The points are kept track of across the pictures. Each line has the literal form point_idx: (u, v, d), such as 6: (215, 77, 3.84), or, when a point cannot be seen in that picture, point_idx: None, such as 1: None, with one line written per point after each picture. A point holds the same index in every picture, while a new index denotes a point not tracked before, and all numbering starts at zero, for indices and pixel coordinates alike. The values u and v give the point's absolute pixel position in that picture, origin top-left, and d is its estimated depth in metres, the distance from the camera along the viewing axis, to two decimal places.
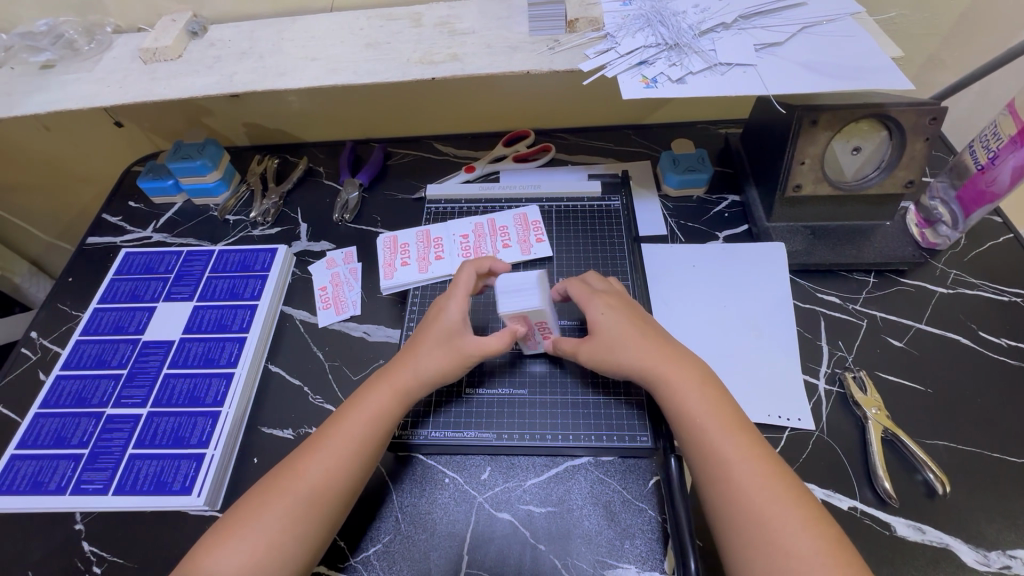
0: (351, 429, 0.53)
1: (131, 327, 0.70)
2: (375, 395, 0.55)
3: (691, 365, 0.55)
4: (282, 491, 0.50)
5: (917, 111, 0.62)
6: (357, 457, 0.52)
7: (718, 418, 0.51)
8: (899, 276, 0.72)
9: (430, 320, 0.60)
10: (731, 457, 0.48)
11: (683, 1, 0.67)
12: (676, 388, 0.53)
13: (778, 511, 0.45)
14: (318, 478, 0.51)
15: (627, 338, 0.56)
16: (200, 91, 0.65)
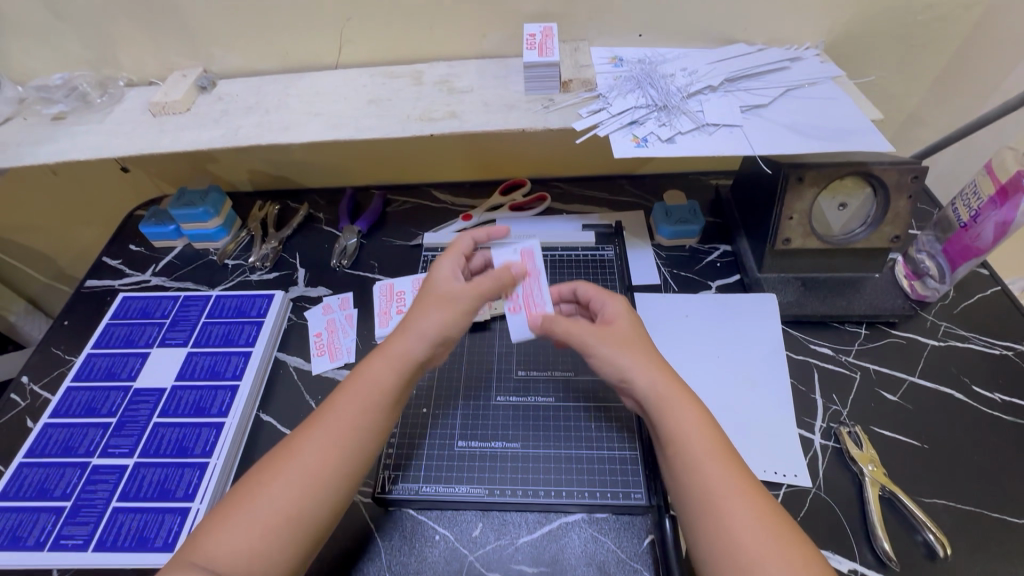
0: (343, 410, 0.51)
1: (123, 374, 0.70)
2: (370, 373, 0.53)
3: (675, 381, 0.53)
4: (269, 489, 0.47)
5: (898, 170, 0.64)
6: (354, 439, 0.50)
7: (703, 439, 0.48)
8: (891, 328, 0.72)
9: (427, 287, 0.58)
10: (715, 477, 0.46)
11: (672, 65, 0.70)
12: (662, 406, 0.50)
13: (766, 540, 0.42)
14: (313, 458, 0.48)
15: (631, 339, 0.55)
16: (206, 144, 0.67)
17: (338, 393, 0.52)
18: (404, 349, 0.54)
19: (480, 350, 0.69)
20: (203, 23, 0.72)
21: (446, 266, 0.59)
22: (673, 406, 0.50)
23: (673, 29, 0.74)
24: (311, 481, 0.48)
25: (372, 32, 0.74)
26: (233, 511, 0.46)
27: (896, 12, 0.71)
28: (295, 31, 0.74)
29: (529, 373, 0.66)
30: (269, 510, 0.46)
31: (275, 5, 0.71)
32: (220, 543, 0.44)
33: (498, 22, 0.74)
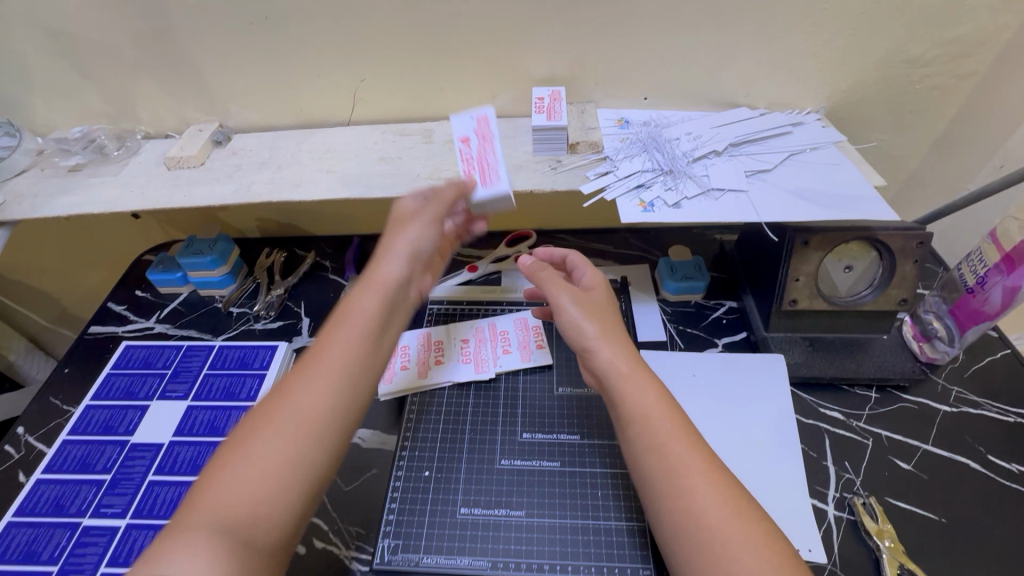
0: (333, 355, 0.50)
1: (121, 427, 0.69)
2: (338, 326, 0.52)
3: (631, 347, 0.56)
4: (257, 436, 0.45)
5: (903, 236, 0.65)
6: (342, 337, 0.51)
7: (661, 408, 0.51)
8: (901, 392, 0.71)
9: (393, 223, 0.60)
10: (670, 442, 0.49)
11: (676, 129, 0.72)
12: (626, 374, 0.53)
13: (728, 513, 0.45)
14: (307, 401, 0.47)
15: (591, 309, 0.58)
16: (218, 200, 0.68)
17: (315, 340, 0.52)
18: (367, 297, 0.54)
19: (486, 410, 0.67)
20: (222, 81, 0.75)
21: (410, 201, 0.61)
22: (631, 374, 0.54)
23: (677, 93, 0.76)
24: (306, 405, 0.47)
25: (385, 92, 0.76)
26: (217, 469, 0.44)
27: (895, 81, 0.73)
28: (310, 90, 0.76)
29: (534, 436, 0.65)
30: (262, 459, 0.44)
31: (292, 66, 0.73)
32: (217, 503, 0.42)
33: (507, 84, 0.76)
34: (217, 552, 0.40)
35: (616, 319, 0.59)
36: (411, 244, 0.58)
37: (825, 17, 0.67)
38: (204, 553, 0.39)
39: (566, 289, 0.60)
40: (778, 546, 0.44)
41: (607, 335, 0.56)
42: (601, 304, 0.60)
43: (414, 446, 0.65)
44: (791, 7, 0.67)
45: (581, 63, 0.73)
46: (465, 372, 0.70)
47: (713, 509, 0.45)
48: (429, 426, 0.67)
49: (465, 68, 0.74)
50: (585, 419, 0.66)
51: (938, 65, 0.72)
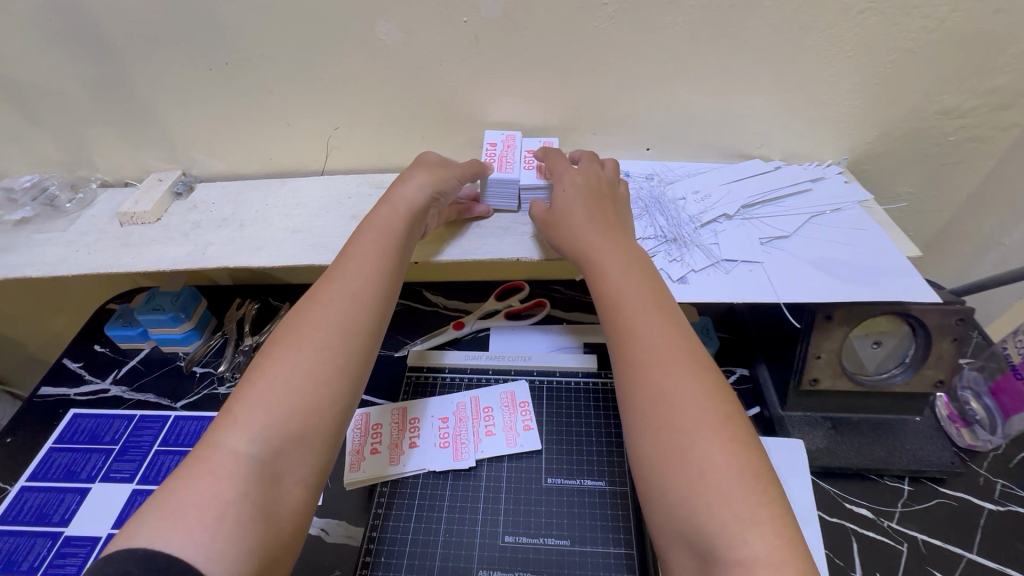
0: (329, 316, 0.49)
1: (55, 516, 0.63)
2: (339, 271, 0.52)
3: (622, 245, 0.54)
4: (265, 380, 0.45)
5: (940, 313, 0.57)
6: (349, 302, 0.50)
7: (639, 301, 0.50)
8: (938, 484, 0.63)
9: (392, 184, 0.60)
10: (645, 340, 0.47)
11: (682, 187, 0.65)
12: (601, 268, 0.53)
13: (701, 414, 0.43)
14: (307, 359, 0.46)
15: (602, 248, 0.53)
16: (170, 265, 0.61)
17: (315, 289, 0.51)
18: (367, 245, 0.54)
19: (463, 506, 0.59)
20: (184, 129, 0.68)
21: (432, 154, 0.64)
22: (610, 267, 0.52)
23: (683, 143, 0.69)
24: (317, 350, 0.47)
25: (361, 141, 0.70)
26: (228, 415, 0.43)
27: (926, 134, 0.66)
28: (280, 138, 0.69)
29: (518, 539, 0.57)
30: (272, 400, 0.44)
31: (259, 114, 0.67)
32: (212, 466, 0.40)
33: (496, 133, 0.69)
34: (239, 507, 0.39)
35: (613, 216, 0.57)
36: (421, 186, 0.58)
37: (848, 67, 0.60)
38: (225, 503, 0.39)
39: (571, 171, 0.59)
40: (754, 456, 0.41)
41: (596, 243, 0.54)
42: (593, 200, 0.57)
43: (379, 549, 0.57)
44: (809, 56, 0.60)
45: (576, 113, 0.67)
46: (442, 459, 0.62)
47: (683, 407, 0.43)
48: (398, 524, 0.58)
49: (449, 117, 0.67)
50: (576, 521, 0.57)
51: (975, 118, 0.64)
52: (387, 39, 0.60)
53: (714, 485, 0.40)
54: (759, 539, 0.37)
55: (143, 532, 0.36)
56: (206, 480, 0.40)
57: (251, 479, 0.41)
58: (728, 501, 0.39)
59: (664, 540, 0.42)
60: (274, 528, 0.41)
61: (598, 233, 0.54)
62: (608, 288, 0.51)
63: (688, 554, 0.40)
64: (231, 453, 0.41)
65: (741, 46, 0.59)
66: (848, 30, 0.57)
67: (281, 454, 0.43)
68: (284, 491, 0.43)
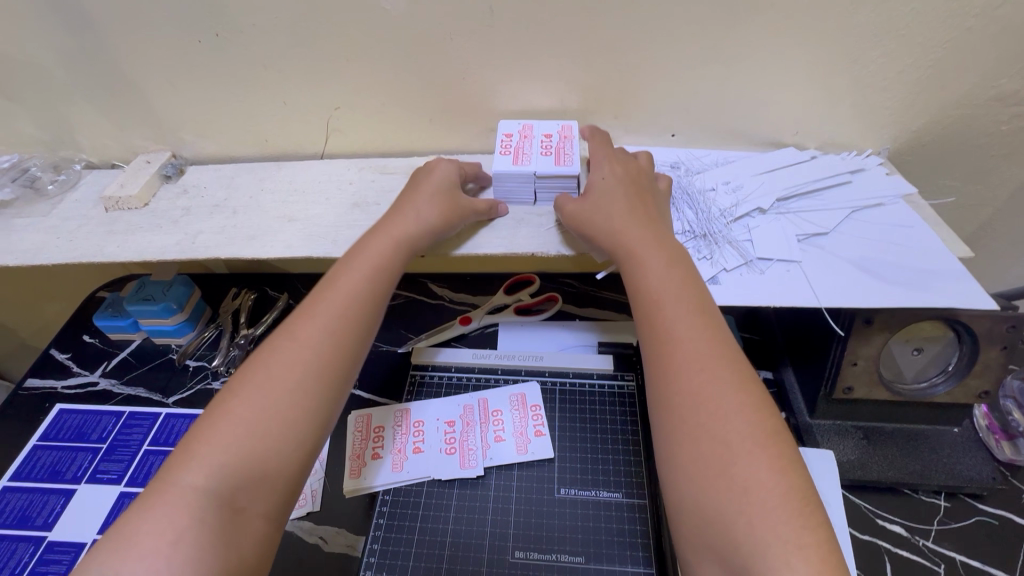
0: (302, 347, 0.45)
1: (39, 519, 0.61)
2: (318, 306, 0.47)
3: (666, 240, 0.50)
4: (228, 413, 0.41)
5: (992, 319, 0.52)
6: (329, 340, 0.46)
7: (683, 300, 0.45)
8: (977, 501, 0.59)
9: (393, 211, 0.55)
10: (685, 342, 0.43)
11: (711, 177, 0.60)
12: (641, 264, 0.48)
13: (744, 425, 0.39)
14: (275, 386, 0.43)
15: (651, 250, 0.49)
16: (155, 255, 0.57)
17: (294, 321, 0.47)
18: (353, 280, 0.49)
19: (471, 516, 0.56)
20: (172, 108, 0.64)
21: (445, 165, 0.59)
22: (652, 269, 0.48)
23: (711, 129, 0.64)
24: (286, 388, 0.43)
25: (363, 122, 0.65)
26: (190, 444, 0.40)
27: (979, 122, 0.60)
28: (276, 118, 0.64)
29: (530, 556, 0.53)
30: (236, 430, 0.41)
31: (253, 91, 0.62)
32: (165, 495, 0.38)
33: (508, 115, 0.64)
34: (193, 537, 0.37)
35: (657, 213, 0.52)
36: (421, 223, 0.54)
37: (900, 46, 0.55)
38: (181, 528, 0.37)
39: (609, 160, 0.56)
40: (799, 473, 0.37)
41: (642, 243, 0.50)
42: (638, 194, 0.53)
43: (382, 563, 0.53)
44: (857, 34, 0.54)
45: (597, 94, 0.61)
46: (449, 466, 0.58)
47: (726, 415, 0.39)
48: (402, 535, 0.55)
49: (458, 98, 0.62)
50: (592, 536, 0.54)
51: None
52: (392, 10, 0.54)
53: (755, 501, 0.36)
54: (801, 563, 0.34)
55: (97, 562, 0.35)
56: (162, 515, 0.37)
57: (205, 508, 0.38)
58: (770, 519, 0.35)
59: (688, 550, 0.39)
60: (235, 559, 0.38)
61: (642, 235, 0.50)
62: (646, 295, 0.47)
63: (716, 570, 0.37)
64: (190, 487, 0.38)
65: (782, 22, 0.54)
66: (903, 5, 0.52)
67: (242, 488, 0.39)
68: (245, 518, 0.39)
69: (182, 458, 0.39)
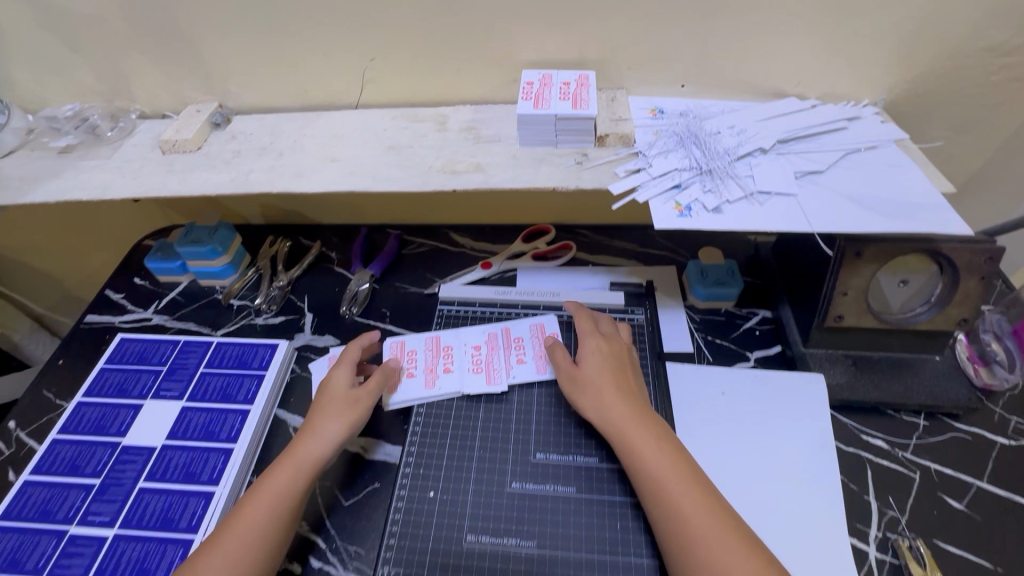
0: (255, 515, 0.52)
1: (113, 428, 0.66)
2: (276, 474, 0.55)
3: (634, 399, 0.59)
4: (228, 537, 0.51)
5: (969, 250, 0.57)
6: (279, 512, 0.53)
7: (649, 434, 0.55)
8: (953, 420, 0.65)
9: (316, 407, 0.61)
10: (653, 467, 0.53)
11: (717, 122, 0.65)
12: (609, 418, 0.57)
13: (702, 510, 0.49)
14: (224, 563, 0.49)
15: (606, 386, 0.59)
16: (213, 190, 0.63)
17: (256, 490, 0.54)
18: (310, 453, 0.56)
19: (497, 424, 0.63)
20: (221, 59, 0.69)
21: (340, 374, 0.63)
22: (617, 413, 0.57)
23: (719, 80, 0.69)
24: (248, 556, 0.50)
25: (396, 73, 0.70)
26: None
27: (970, 71, 0.65)
28: (316, 69, 0.70)
29: (549, 457, 0.60)
30: (244, 533, 0.51)
31: (297, 42, 0.67)
32: None
33: (529, 66, 0.69)
34: None
35: (627, 375, 0.61)
36: (329, 421, 0.59)
37: None
38: None
39: (595, 337, 0.65)
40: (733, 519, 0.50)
41: (612, 396, 0.58)
42: (621, 370, 0.62)
43: (419, 461, 0.60)
44: None
45: (613, 46, 0.66)
46: (476, 383, 0.65)
47: (685, 498, 0.50)
48: (435, 439, 0.62)
49: (484, 49, 0.67)
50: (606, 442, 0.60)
51: (1021, 55, 0.63)
52: None
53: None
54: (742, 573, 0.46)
55: None
56: None
57: None
58: (714, 541, 0.48)
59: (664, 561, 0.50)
60: None
61: (615, 395, 0.58)
62: (613, 425, 0.56)
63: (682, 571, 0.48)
64: None
65: None
66: None
67: None
68: None
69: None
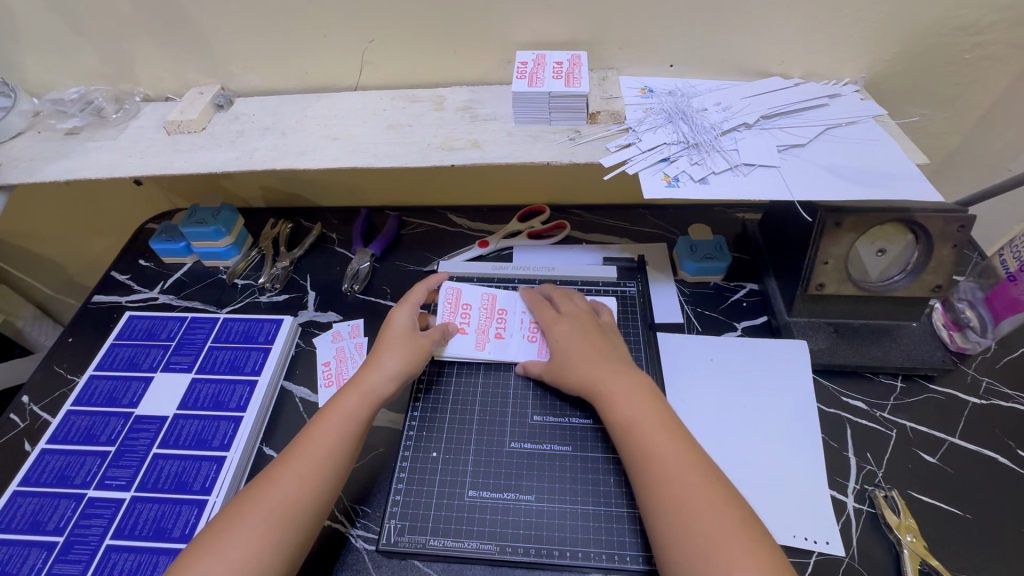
0: (317, 442, 0.54)
1: (125, 399, 0.68)
2: (343, 402, 0.58)
3: (625, 372, 0.59)
4: (294, 462, 0.53)
5: (942, 218, 0.61)
6: (344, 443, 0.55)
7: (639, 403, 0.56)
8: (929, 382, 0.68)
9: (377, 346, 0.63)
10: (643, 434, 0.53)
11: (704, 99, 0.68)
12: (597, 390, 0.58)
13: (690, 475, 0.50)
14: (287, 489, 0.51)
15: (580, 359, 0.61)
16: (219, 167, 0.65)
17: (315, 421, 0.57)
18: (373, 383, 0.59)
19: (496, 388, 0.66)
20: (223, 42, 0.71)
21: (400, 316, 0.66)
22: (604, 385, 0.58)
23: (706, 60, 0.71)
24: (313, 482, 0.52)
25: (394, 54, 0.72)
26: (246, 501, 0.51)
27: (944, 49, 0.68)
28: (316, 51, 0.72)
29: (546, 419, 0.63)
30: (311, 458, 0.53)
31: (297, 25, 0.69)
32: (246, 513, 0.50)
33: (523, 47, 0.71)
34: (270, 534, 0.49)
35: (609, 347, 0.63)
36: (392, 355, 0.62)
37: None
38: (272, 531, 0.49)
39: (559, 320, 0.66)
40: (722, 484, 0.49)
41: (593, 366, 0.60)
42: (596, 344, 0.62)
43: (422, 424, 0.63)
44: None
45: (603, 27, 0.68)
46: (527, 355, 0.67)
47: (672, 462, 0.51)
48: (437, 402, 0.65)
49: (479, 31, 0.69)
50: None
51: (992, 33, 0.66)
52: None
53: (717, 544, 0.45)
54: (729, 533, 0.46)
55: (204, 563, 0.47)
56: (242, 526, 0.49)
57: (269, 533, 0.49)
58: (702, 508, 0.47)
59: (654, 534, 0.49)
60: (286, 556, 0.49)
61: (599, 369, 0.59)
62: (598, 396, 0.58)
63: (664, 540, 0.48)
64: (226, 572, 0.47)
65: None
66: None
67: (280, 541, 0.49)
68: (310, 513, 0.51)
69: (241, 517, 0.49)
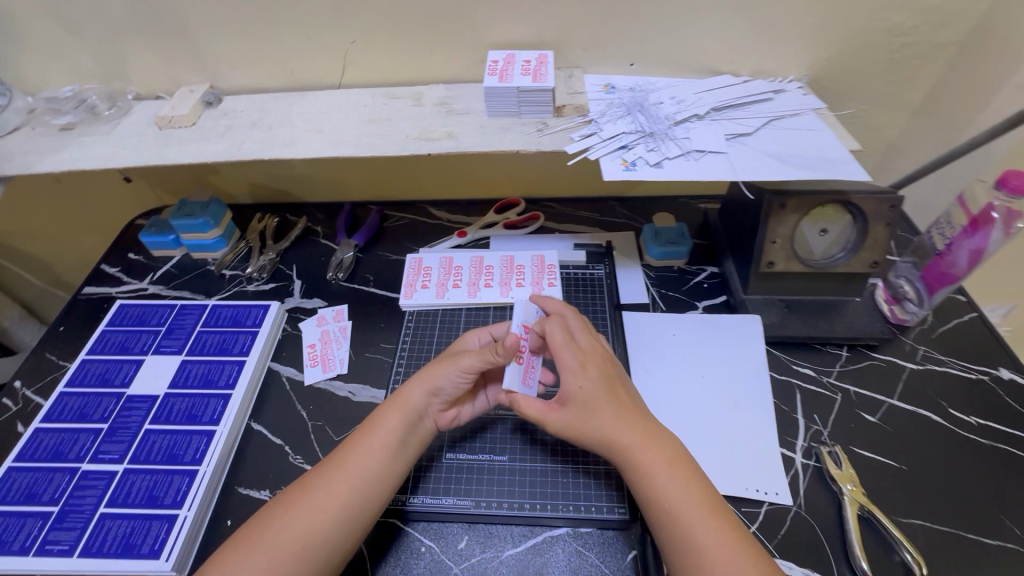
0: (348, 468, 0.54)
1: (117, 380, 0.71)
2: (383, 425, 0.57)
3: (647, 426, 0.55)
4: (320, 487, 0.53)
5: (876, 199, 0.67)
6: (374, 477, 0.54)
7: (660, 458, 0.53)
8: (871, 350, 0.74)
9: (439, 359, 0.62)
10: (671, 495, 0.51)
11: (661, 94, 0.74)
12: (618, 447, 0.54)
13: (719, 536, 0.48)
14: (308, 519, 0.51)
15: (603, 404, 0.56)
16: (209, 158, 0.69)
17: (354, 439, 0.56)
18: (415, 401, 0.58)
19: None
20: (213, 42, 0.76)
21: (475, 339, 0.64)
22: (628, 444, 0.54)
23: (663, 60, 0.78)
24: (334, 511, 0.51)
25: (375, 54, 0.77)
26: (269, 523, 0.51)
27: (876, 49, 0.75)
28: (301, 51, 0.77)
29: None
30: (337, 485, 0.53)
31: (283, 27, 0.74)
32: (266, 539, 0.50)
33: (496, 47, 0.76)
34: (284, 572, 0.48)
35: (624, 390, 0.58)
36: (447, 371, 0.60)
37: None
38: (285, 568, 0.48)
39: (575, 358, 0.58)
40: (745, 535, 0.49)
41: (613, 413, 0.56)
42: (612, 387, 0.57)
43: None
44: None
45: (569, 28, 0.74)
46: (480, 297, 0.77)
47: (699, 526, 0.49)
48: None
49: (453, 33, 0.75)
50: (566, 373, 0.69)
51: (917, 34, 0.74)
52: None
53: None
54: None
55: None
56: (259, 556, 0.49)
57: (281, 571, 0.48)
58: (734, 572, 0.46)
59: None
60: None
61: (620, 421, 0.55)
62: (619, 452, 0.54)
63: None
64: None
65: None
66: None
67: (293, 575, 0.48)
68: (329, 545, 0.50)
69: (262, 537, 0.50)
